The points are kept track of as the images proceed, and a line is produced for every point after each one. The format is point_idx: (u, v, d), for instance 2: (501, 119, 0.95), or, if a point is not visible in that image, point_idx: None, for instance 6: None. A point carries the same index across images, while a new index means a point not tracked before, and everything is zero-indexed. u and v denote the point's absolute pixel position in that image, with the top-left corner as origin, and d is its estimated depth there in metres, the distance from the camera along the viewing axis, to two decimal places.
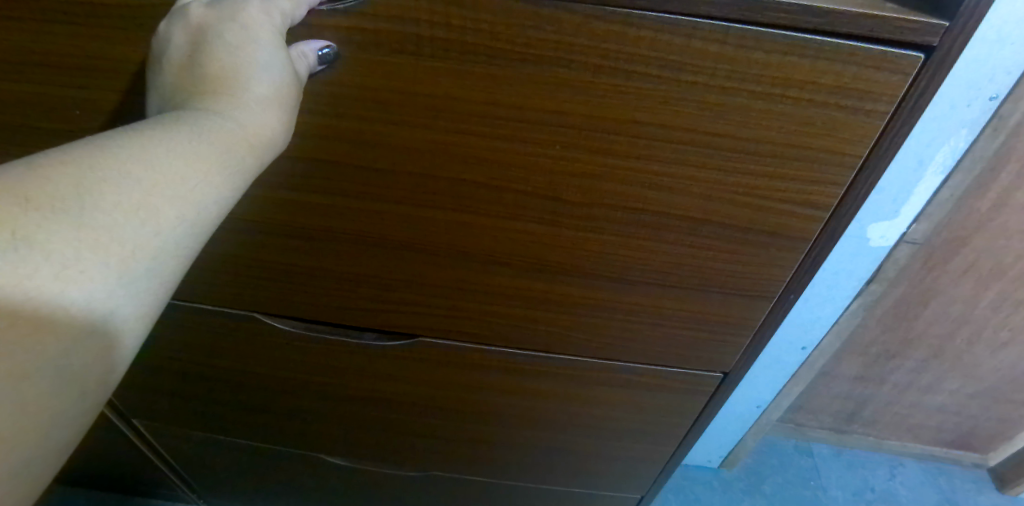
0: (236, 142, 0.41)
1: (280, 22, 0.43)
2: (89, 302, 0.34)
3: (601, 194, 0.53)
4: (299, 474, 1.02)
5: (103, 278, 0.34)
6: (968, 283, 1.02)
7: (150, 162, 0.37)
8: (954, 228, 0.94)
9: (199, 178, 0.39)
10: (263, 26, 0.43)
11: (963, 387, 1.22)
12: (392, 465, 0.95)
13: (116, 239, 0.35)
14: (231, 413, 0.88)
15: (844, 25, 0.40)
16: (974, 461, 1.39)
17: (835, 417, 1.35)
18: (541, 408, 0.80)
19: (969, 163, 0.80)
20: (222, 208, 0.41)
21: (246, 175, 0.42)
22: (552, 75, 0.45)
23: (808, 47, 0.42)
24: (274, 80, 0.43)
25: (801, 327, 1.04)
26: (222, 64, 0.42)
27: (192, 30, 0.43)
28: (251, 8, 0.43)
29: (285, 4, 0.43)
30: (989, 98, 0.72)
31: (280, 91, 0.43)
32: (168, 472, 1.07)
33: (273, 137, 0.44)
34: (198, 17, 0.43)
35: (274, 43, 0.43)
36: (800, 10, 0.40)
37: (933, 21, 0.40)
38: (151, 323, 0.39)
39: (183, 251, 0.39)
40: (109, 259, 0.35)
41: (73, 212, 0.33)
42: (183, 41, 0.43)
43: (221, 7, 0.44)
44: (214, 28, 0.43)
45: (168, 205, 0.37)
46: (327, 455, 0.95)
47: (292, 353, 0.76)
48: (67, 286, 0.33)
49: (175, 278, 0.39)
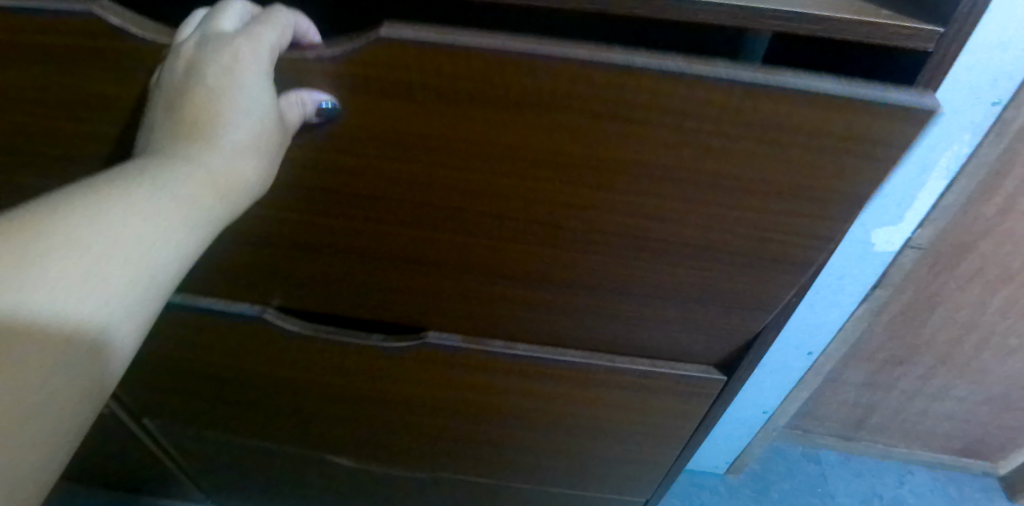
0: (206, 186, 0.45)
1: (260, 63, 0.44)
2: (70, 340, 0.39)
3: (602, 223, 0.54)
4: (305, 474, 1.03)
5: (82, 319, 0.40)
6: (974, 289, 1.02)
7: (125, 214, 0.42)
8: (960, 233, 0.94)
9: (167, 224, 0.43)
10: (242, 68, 0.44)
11: (972, 393, 1.21)
12: (399, 466, 0.96)
13: (90, 286, 0.40)
14: (240, 413, 0.90)
15: (839, 31, 0.41)
16: (985, 470, 1.38)
17: (842, 424, 1.34)
18: (546, 410, 0.80)
19: (973, 168, 0.80)
20: (190, 247, 0.45)
21: (216, 215, 0.47)
22: (553, 119, 0.46)
23: (817, 99, 0.41)
24: (249, 123, 0.46)
25: (807, 332, 1.04)
26: (199, 110, 0.45)
27: (178, 68, 0.45)
28: (233, 47, 0.44)
29: (267, 37, 0.45)
30: (992, 103, 0.72)
31: (253, 136, 0.46)
32: (178, 470, 1.09)
33: (251, 180, 0.48)
34: (184, 56, 0.45)
35: (256, 87, 0.45)
36: (795, 19, 0.41)
37: (927, 27, 0.41)
38: (132, 350, 0.44)
39: (157, 286, 0.44)
40: (84, 303, 0.40)
41: (49, 264, 0.39)
42: (171, 81, 0.46)
43: (202, 46, 0.45)
44: (194, 67, 0.45)
45: (137, 251, 0.42)
46: (335, 455, 0.96)
47: (299, 353, 0.77)
48: (46, 329, 0.38)
49: (152, 310, 0.44)
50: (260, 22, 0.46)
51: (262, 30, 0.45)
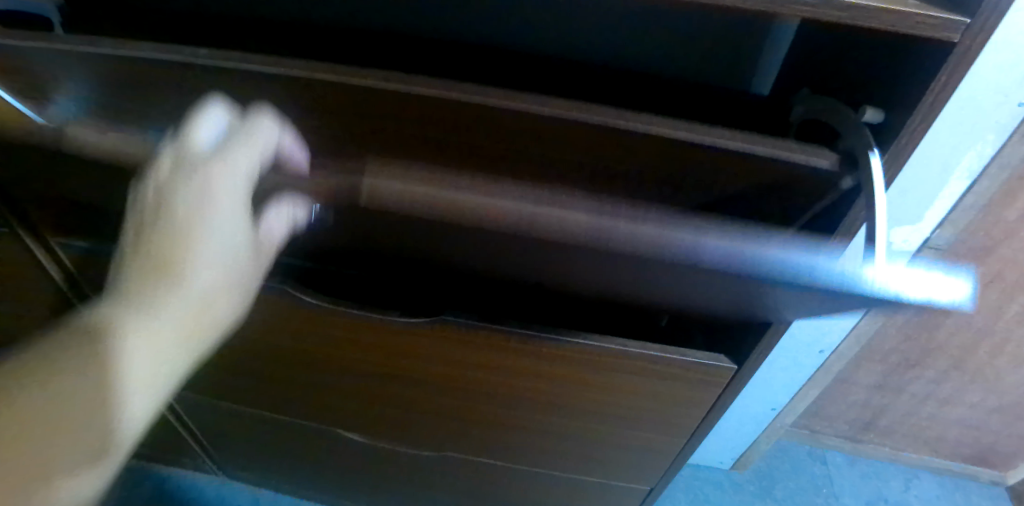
0: (184, 316, 0.56)
1: (236, 185, 0.53)
2: (102, 437, 0.56)
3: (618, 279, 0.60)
4: (316, 448, 1.05)
5: (83, 421, 0.54)
6: (992, 294, 1.01)
7: (116, 341, 0.54)
8: (980, 237, 0.93)
9: (151, 348, 0.55)
10: (221, 195, 0.52)
11: (984, 401, 1.20)
12: (408, 443, 0.98)
13: (77, 401, 0.53)
14: (255, 384, 0.92)
15: (863, 19, 0.45)
16: (993, 479, 1.37)
17: (851, 426, 1.34)
18: (555, 392, 0.81)
19: (995, 169, 0.81)
20: (179, 353, 0.58)
21: (205, 326, 0.58)
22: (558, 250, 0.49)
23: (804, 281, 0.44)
24: (220, 258, 0.55)
25: (819, 331, 1.03)
26: (171, 254, 0.53)
27: (155, 193, 0.52)
28: (210, 175, 0.52)
29: (239, 159, 0.52)
30: (1019, 104, 0.71)
31: (224, 267, 0.56)
32: (193, 437, 1.11)
33: (218, 308, 0.58)
34: (161, 180, 0.52)
35: (234, 213, 0.53)
36: (821, 4, 0.45)
37: (954, 18, 0.45)
38: (144, 422, 0.59)
39: (154, 385, 0.57)
40: (79, 420, 0.54)
41: (48, 387, 0.52)
42: (149, 207, 0.52)
43: (180, 171, 0.51)
44: (174, 198, 0.52)
45: (129, 372, 0.55)
46: (345, 430, 0.98)
47: (313, 326, 0.78)
48: (72, 427, 0.54)
49: (157, 396, 0.58)
50: (238, 144, 0.52)
51: (235, 153, 0.52)
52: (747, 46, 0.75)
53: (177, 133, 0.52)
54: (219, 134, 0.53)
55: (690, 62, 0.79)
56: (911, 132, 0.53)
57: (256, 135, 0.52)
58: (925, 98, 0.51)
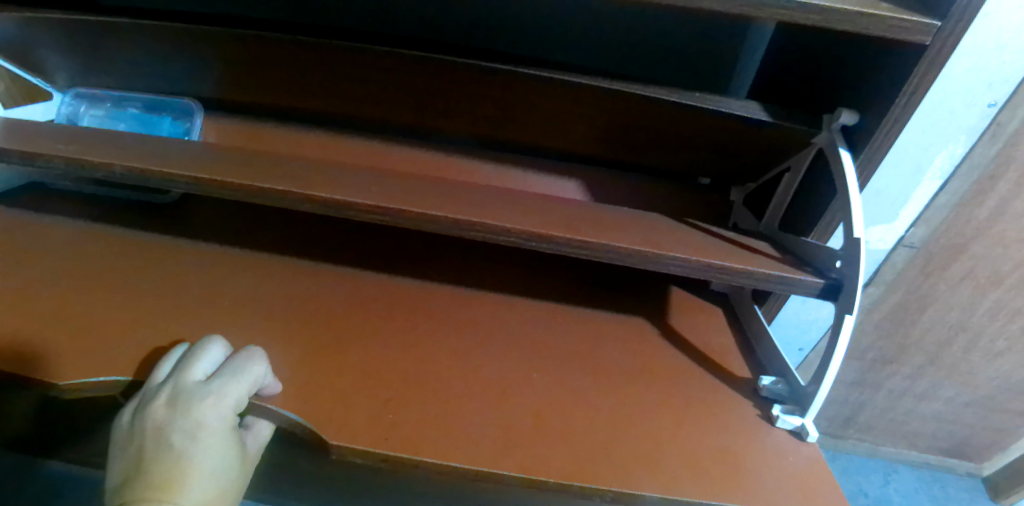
0: None
1: (227, 417, 0.59)
2: None
3: (583, 343, 0.72)
4: (265, 483, 0.96)
5: None
6: (965, 291, 1.03)
7: None
8: (953, 236, 0.95)
9: None
10: (213, 423, 0.58)
11: (958, 395, 1.22)
12: (360, 473, 0.89)
13: None
14: None
15: (841, 23, 0.49)
16: (969, 471, 1.39)
17: (832, 422, 1.35)
18: (473, 482, 0.71)
19: (966, 169, 0.84)
20: None
21: None
22: (520, 434, 0.59)
23: (715, 491, 0.56)
24: (218, 475, 0.58)
25: (798, 329, 0.96)
26: (167, 471, 0.55)
27: (152, 430, 0.57)
28: (203, 406, 0.58)
29: (231, 394, 0.59)
30: (987, 105, 0.71)
31: (221, 484, 0.58)
32: None
33: None
34: (160, 417, 0.57)
35: (225, 437, 0.59)
36: (797, 8, 0.49)
37: (927, 21, 0.50)
38: None
39: None
40: None
41: None
42: (144, 441, 0.57)
43: (178, 405, 0.57)
44: (168, 432, 0.56)
45: None
46: (303, 458, 0.90)
47: None
48: None
49: None
50: (230, 377, 0.59)
51: (228, 387, 0.59)
52: (727, 49, 0.77)
53: (174, 371, 0.59)
54: (213, 367, 0.61)
55: (670, 66, 0.79)
56: (885, 133, 0.58)
57: (248, 370, 0.60)
58: (897, 103, 0.56)
